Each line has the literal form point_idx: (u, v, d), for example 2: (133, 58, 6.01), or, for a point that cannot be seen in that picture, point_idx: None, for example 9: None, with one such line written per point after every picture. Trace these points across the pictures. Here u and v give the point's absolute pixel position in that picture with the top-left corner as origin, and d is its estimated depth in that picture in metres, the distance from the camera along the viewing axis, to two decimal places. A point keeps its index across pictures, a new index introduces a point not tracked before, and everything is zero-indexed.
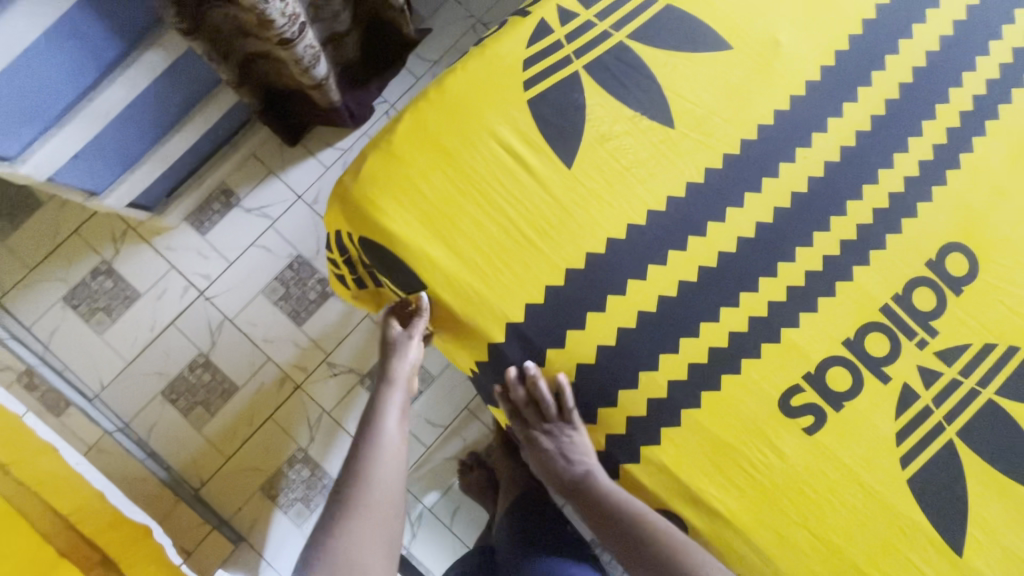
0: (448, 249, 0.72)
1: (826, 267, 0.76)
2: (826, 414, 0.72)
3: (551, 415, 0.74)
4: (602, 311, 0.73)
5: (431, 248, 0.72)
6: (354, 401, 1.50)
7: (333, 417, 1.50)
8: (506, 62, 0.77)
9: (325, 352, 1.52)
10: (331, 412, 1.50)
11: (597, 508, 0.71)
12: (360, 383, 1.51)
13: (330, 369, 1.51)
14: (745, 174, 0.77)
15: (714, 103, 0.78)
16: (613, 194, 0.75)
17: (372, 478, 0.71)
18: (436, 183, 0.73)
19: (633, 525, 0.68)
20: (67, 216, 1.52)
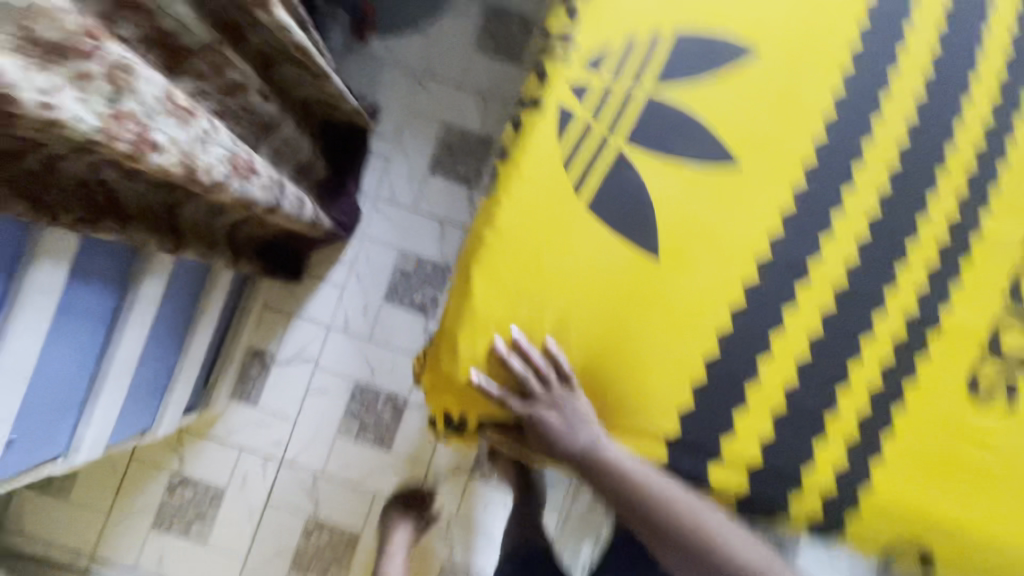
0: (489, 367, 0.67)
1: (953, 232, 0.71)
2: (1016, 382, 0.68)
3: (549, 385, 0.66)
4: (757, 381, 0.67)
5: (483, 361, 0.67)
6: (473, 496, 1.45)
7: (461, 520, 1.44)
8: (547, 170, 0.69)
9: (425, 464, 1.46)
10: (456, 517, 1.44)
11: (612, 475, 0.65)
12: (471, 478, 1.45)
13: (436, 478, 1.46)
14: (832, 175, 0.71)
15: (768, 116, 0.72)
16: (717, 259, 0.68)
17: None
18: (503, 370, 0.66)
19: (671, 508, 0.65)
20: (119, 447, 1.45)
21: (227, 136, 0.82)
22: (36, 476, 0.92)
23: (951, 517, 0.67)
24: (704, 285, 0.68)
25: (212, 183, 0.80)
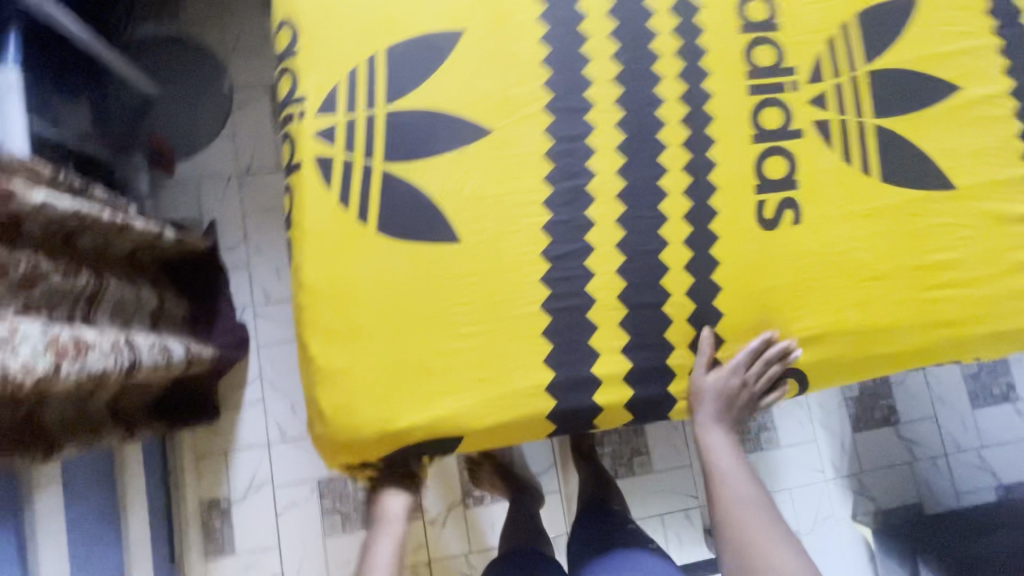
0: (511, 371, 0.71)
1: (688, 104, 0.80)
2: (793, 198, 0.78)
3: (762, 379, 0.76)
4: (594, 302, 0.73)
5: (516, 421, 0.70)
6: (476, 523, 1.45)
7: (477, 550, 1.44)
8: (329, 216, 0.73)
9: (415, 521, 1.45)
10: (471, 551, 1.45)
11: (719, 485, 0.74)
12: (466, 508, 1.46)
13: (436, 524, 1.45)
14: (571, 105, 0.78)
15: (497, 82, 0.79)
16: (509, 220, 0.74)
17: None
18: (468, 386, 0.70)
19: (766, 532, 0.70)
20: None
21: (35, 328, 0.80)
22: None
23: (798, 334, 0.76)
24: (510, 245, 0.73)
25: (39, 379, 0.78)
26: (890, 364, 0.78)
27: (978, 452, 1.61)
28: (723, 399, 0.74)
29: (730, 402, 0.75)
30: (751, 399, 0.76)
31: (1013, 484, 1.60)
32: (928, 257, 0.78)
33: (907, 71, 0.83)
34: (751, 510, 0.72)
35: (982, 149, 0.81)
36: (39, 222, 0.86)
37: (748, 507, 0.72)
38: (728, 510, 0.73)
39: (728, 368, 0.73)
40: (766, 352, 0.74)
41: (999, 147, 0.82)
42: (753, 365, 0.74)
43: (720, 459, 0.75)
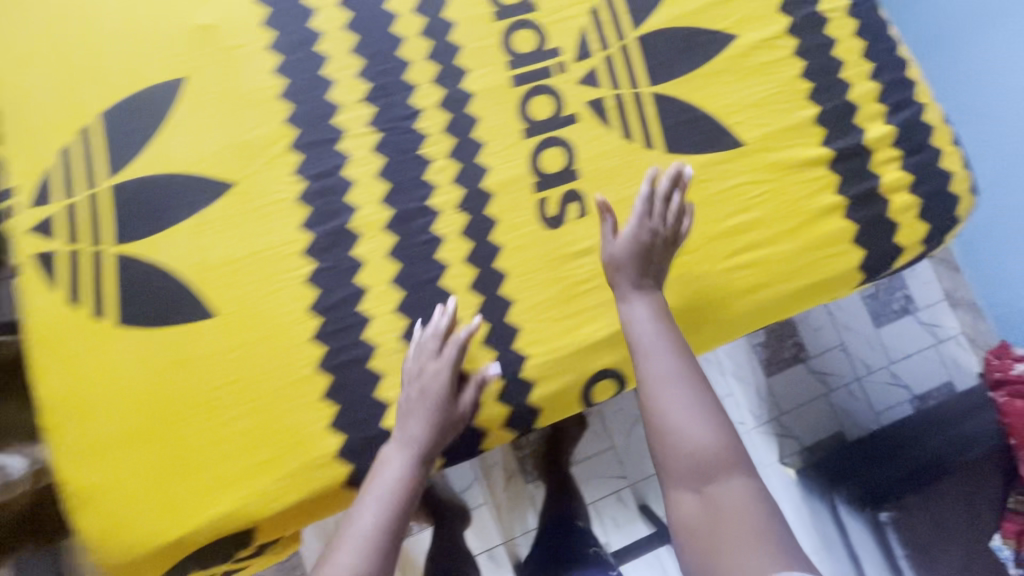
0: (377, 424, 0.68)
1: (448, 110, 0.73)
2: (575, 190, 0.73)
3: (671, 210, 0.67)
4: (377, 349, 0.68)
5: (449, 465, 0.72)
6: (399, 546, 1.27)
7: None
8: (60, 320, 0.65)
9: None
10: None
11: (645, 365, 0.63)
12: None
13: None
14: (318, 137, 0.71)
15: (232, 128, 0.71)
16: (269, 280, 0.68)
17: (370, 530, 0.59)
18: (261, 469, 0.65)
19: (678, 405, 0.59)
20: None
21: None
22: None
23: (604, 334, 0.71)
24: (274, 308, 0.68)
25: None
26: (705, 342, 0.75)
27: (888, 368, 1.62)
28: (637, 248, 0.66)
29: (645, 263, 0.66)
30: (671, 244, 0.67)
31: (925, 392, 1.62)
32: (724, 226, 0.75)
33: (680, 28, 0.78)
34: (685, 389, 0.60)
35: (769, 98, 0.77)
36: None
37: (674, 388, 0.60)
38: (659, 363, 0.62)
39: (635, 221, 0.66)
40: (659, 188, 0.66)
41: (784, 91, 0.78)
42: (654, 204, 0.66)
43: (642, 333, 0.64)
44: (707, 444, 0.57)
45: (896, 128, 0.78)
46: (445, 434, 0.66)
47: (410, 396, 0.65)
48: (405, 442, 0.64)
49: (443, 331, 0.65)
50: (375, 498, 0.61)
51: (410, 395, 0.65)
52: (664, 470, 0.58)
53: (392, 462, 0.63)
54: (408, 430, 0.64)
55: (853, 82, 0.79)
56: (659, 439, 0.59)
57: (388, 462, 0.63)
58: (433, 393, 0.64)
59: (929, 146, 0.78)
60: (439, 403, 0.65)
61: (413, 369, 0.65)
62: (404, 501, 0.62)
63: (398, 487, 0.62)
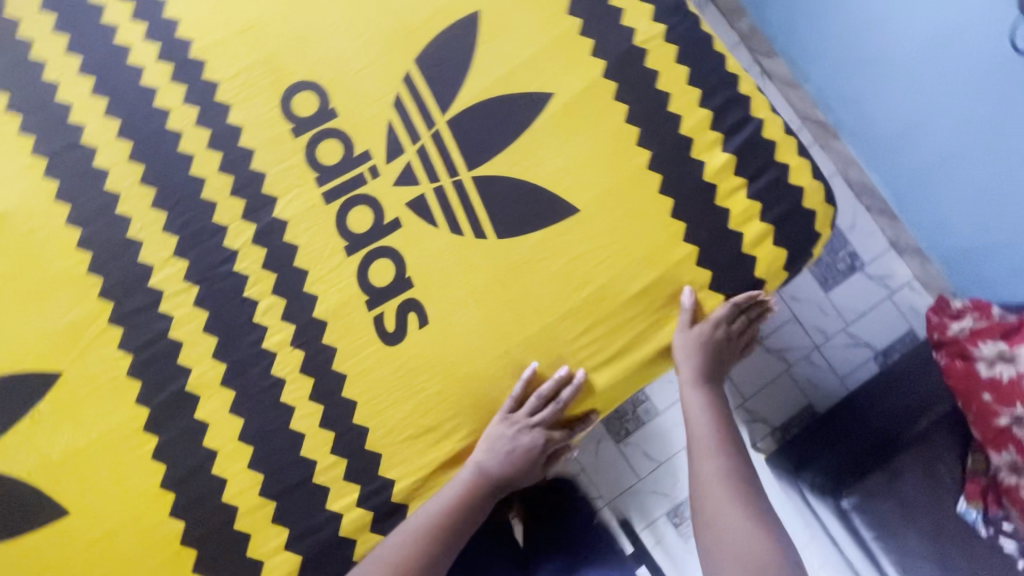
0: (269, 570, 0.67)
1: (264, 244, 0.71)
2: (410, 298, 0.70)
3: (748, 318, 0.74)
4: (238, 510, 0.66)
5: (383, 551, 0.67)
6: None
7: None
8: None
9: None
10: None
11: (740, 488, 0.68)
12: None
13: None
14: (137, 304, 0.69)
15: (46, 315, 0.69)
16: (114, 463, 0.67)
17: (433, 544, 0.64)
18: None
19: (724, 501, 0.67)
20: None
21: None
22: None
23: (465, 444, 0.69)
24: (124, 489, 0.66)
25: None
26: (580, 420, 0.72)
27: None
28: (709, 349, 0.71)
29: (713, 359, 0.72)
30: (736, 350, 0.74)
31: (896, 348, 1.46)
32: (572, 302, 0.71)
33: (491, 99, 0.74)
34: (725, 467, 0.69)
35: (597, 152, 0.73)
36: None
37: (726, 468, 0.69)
38: (706, 462, 0.70)
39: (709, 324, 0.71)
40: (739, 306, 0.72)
41: (614, 141, 0.74)
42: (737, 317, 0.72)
43: (701, 424, 0.72)
44: (756, 544, 0.63)
45: (736, 154, 0.74)
46: (527, 466, 0.69)
47: (501, 430, 0.68)
48: (487, 463, 0.67)
49: (548, 390, 0.69)
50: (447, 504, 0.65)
51: (506, 432, 0.68)
52: (707, 536, 0.66)
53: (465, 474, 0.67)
54: (489, 459, 0.67)
55: (683, 114, 0.75)
56: (712, 521, 0.66)
57: (463, 472, 0.67)
58: (525, 440, 0.68)
59: (775, 164, 0.74)
60: (531, 438, 0.68)
61: (526, 409, 0.68)
62: (474, 510, 0.66)
63: (467, 499, 0.66)
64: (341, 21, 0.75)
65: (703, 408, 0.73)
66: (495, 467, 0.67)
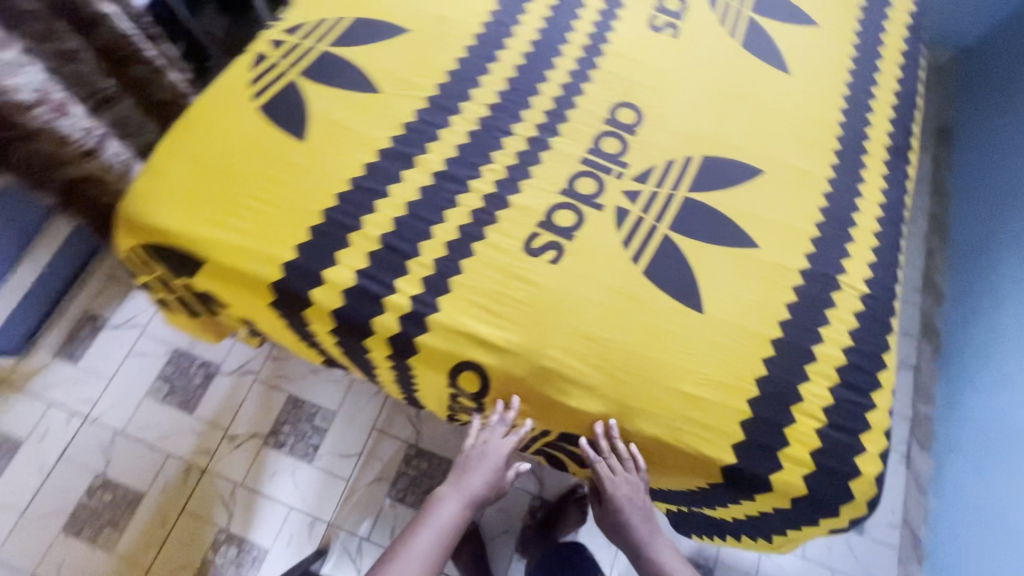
0: (336, 274, 0.86)
1: (527, 145, 0.98)
2: (562, 245, 0.90)
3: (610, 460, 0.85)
4: (359, 229, 0.89)
5: (431, 357, 0.85)
6: (388, 521, 1.51)
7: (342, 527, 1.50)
8: (235, 85, 0.99)
9: (365, 519, 1.51)
10: (337, 523, 1.51)
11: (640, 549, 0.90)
12: (387, 499, 1.53)
13: (276, 443, 1.57)
14: (444, 105, 1.00)
15: (405, 67, 1.03)
16: (345, 147, 0.95)
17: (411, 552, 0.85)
18: (244, 238, 0.88)
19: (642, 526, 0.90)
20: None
21: (41, 76, 1.15)
22: None
23: (494, 339, 0.84)
24: (336, 163, 0.93)
25: (18, 103, 1.10)
26: (580, 421, 0.84)
27: None
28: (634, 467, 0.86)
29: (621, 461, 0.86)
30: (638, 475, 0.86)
31: None
32: (642, 348, 0.83)
33: (722, 213, 0.95)
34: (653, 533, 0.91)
35: (749, 299, 0.88)
36: (108, 31, 1.26)
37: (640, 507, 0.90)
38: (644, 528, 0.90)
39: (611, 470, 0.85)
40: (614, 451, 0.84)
41: (766, 306, 0.88)
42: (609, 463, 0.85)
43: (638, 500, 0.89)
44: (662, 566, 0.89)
45: (835, 401, 0.83)
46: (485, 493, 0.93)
47: (478, 465, 0.91)
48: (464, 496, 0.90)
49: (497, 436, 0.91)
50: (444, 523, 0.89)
51: (465, 463, 0.93)
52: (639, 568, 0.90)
53: (447, 506, 0.90)
54: (470, 491, 0.91)
55: (826, 341, 0.86)
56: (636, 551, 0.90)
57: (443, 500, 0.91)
58: (480, 465, 0.92)
59: (855, 437, 0.81)
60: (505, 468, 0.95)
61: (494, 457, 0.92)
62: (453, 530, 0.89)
63: (451, 515, 0.89)
64: (687, 103, 1.04)
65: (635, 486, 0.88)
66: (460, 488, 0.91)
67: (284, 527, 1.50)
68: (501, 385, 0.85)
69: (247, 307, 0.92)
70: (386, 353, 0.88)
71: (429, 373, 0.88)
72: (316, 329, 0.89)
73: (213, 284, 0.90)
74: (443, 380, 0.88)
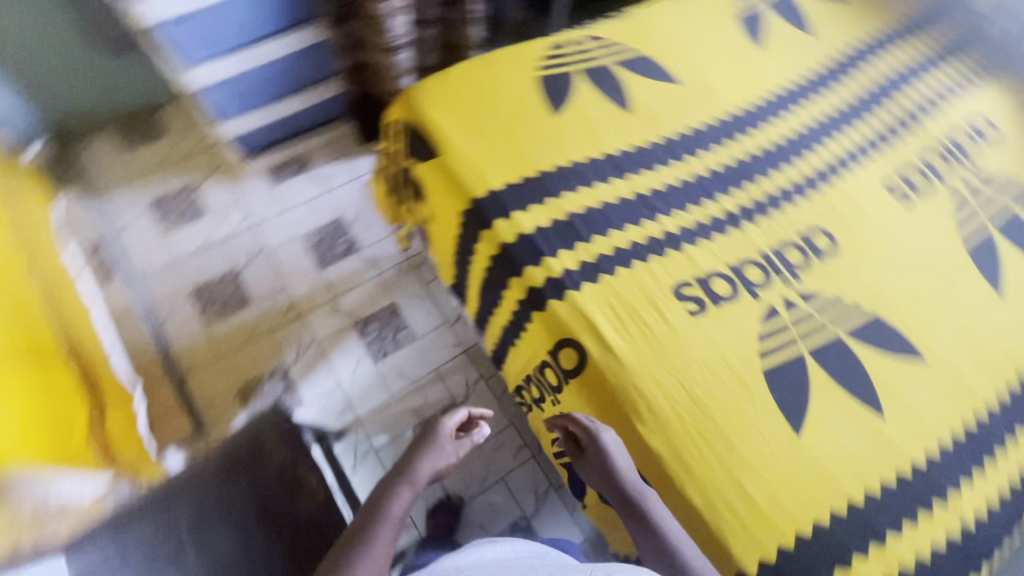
0: (521, 219, 1.01)
1: (722, 215, 1.07)
2: (707, 304, 0.96)
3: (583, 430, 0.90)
4: (556, 197, 1.03)
5: (550, 322, 0.95)
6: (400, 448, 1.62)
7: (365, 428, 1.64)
8: (531, 53, 1.20)
9: (385, 434, 1.63)
10: (363, 422, 1.65)
11: (667, 544, 0.83)
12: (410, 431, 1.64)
13: (360, 331, 1.77)
14: (673, 149, 1.13)
15: (659, 107, 1.17)
16: (582, 137, 1.10)
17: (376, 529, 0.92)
18: (474, 155, 1.06)
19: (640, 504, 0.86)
20: (192, 143, 2.01)
21: None
22: (171, 62, 1.49)
23: (607, 338, 0.92)
24: (568, 143, 1.09)
25: None
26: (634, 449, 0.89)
27: None
28: (600, 445, 0.88)
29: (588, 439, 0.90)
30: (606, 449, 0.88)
31: None
32: (725, 426, 0.87)
33: (864, 369, 0.95)
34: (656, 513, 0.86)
35: (847, 451, 0.87)
36: None
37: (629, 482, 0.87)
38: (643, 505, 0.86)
39: (590, 443, 0.89)
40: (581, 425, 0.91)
41: (860, 468, 0.86)
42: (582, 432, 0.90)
43: (628, 476, 0.88)
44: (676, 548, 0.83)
45: None
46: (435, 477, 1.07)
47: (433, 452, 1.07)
48: (420, 479, 1.03)
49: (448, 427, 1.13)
50: (399, 509, 0.97)
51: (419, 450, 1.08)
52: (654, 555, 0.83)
53: (403, 494, 1.00)
54: (423, 476, 1.03)
55: (901, 536, 0.83)
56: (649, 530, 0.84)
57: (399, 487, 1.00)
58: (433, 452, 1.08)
59: None
60: (449, 453, 1.10)
61: (440, 442, 1.09)
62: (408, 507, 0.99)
63: (408, 496, 1.00)
64: (882, 263, 1.06)
65: (617, 460, 0.88)
66: (415, 474, 1.03)
67: (326, 396, 1.67)
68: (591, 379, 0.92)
69: (441, 204, 1.10)
70: (518, 298, 1.00)
71: (538, 332, 0.98)
72: (480, 249, 1.04)
73: (430, 174, 1.10)
74: (547, 346, 0.97)
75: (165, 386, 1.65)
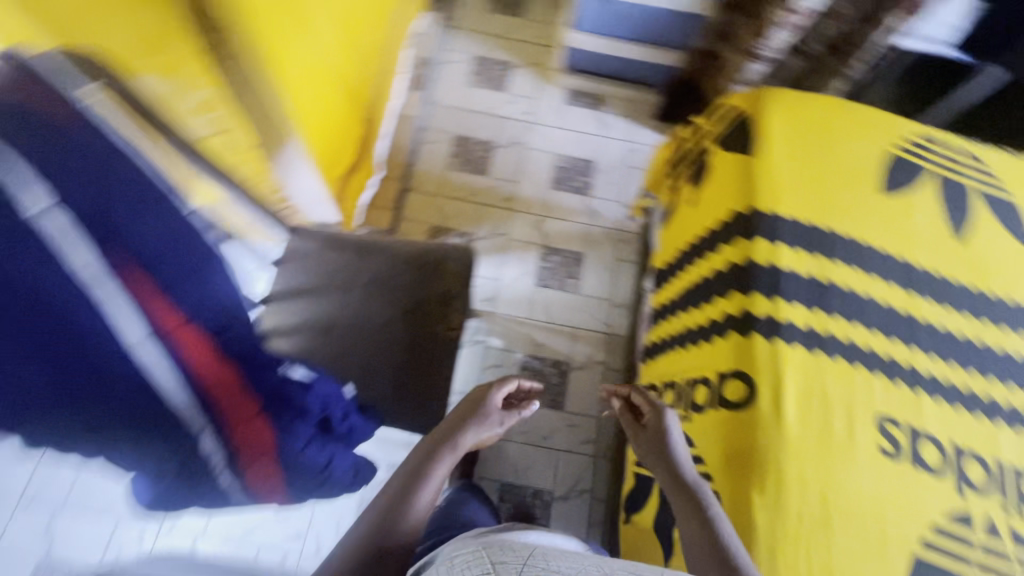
0: (781, 253, 0.97)
1: (982, 396, 0.92)
2: (903, 456, 0.86)
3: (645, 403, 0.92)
4: (828, 260, 0.97)
5: (740, 350, 0.92)
6: (505, 360, 1.73)
7: (493, 325, 1.77)
8: (903, 126, 1.11)
9: (502, 341, 1.76)
10: (495, 320, 1.78)
11: (716, 532, 0.72)
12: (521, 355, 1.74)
13: (543, 254, 1.88)
14: (979, 303, 0.98)
15: (996, 257, 1.02)
16: (894, 229, 1.01)
17: (418, 495, 0.76)
18: (781, 175, 1.04)
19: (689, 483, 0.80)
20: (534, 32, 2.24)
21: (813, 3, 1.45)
22: None
23: (782, 403, 0.87)
24: (876, 225, 1.01)
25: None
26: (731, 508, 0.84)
27: None
28: (658, 417, 0.89)
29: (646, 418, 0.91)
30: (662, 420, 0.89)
31: None
32: (837, 564, 0.80)
33: None
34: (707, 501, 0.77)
35: None
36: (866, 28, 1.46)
37: (683, 462, 0.83)
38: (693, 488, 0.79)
39: (651, 417, 0.90)
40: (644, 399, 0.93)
41: None
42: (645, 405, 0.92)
43: (682, 457, 0.84)
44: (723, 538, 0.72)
45: None
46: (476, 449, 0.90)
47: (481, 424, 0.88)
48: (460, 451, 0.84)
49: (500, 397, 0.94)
50: (443, 474, 0.80)
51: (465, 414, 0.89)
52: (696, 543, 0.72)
53: (443, 464, 0.81)
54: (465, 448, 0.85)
55: None
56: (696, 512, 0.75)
57: (439, 449, 0.82)
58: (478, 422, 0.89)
59: None
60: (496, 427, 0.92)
61: (492, 415, 0.91)
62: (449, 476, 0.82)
63: (449, 465, 0.82)
64: None
65: (675, 436, 0.86)
66: (456, 444, 0.84)
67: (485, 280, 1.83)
68: (737, 421, 0.88)
69: (716, 195, 1.11)
70: (724, 311, 0.98)
71: (719, 351, 0.95)
72: (721, 251, 1.03)
73: (727, 165, 1.11)
74: (720, 367, 0.94)
75: (394, 186, 1.94)
